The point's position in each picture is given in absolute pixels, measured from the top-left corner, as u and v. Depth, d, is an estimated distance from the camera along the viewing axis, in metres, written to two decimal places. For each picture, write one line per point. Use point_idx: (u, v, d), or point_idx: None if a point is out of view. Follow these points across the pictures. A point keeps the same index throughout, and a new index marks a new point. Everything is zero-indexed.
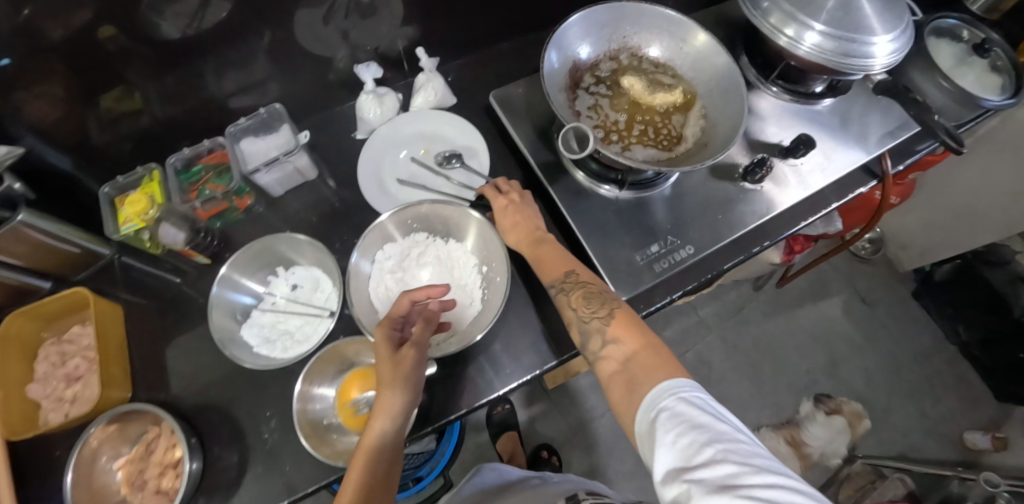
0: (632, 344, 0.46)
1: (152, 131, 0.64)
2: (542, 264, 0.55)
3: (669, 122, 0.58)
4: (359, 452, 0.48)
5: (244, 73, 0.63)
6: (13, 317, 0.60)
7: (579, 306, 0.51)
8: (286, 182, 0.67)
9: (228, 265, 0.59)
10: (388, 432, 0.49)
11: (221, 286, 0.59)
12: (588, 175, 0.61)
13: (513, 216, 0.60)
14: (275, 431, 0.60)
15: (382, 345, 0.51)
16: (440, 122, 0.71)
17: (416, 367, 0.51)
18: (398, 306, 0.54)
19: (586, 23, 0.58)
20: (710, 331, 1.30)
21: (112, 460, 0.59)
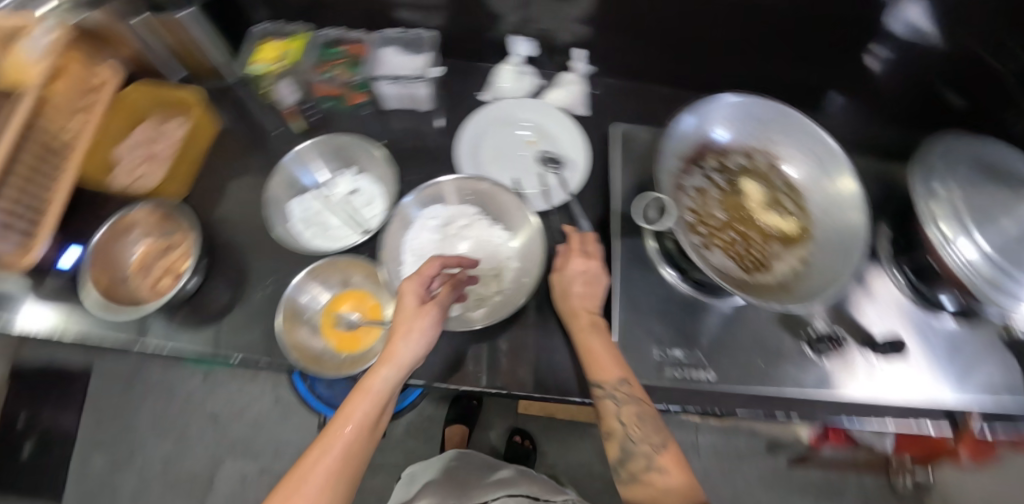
0: (676, 477, 0.46)
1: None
2: (600, 363, 0.51)
3: (764, 247, 0.54)
4: (357, 397, 0.45)
5: None
6: (134, 86, 0.69)
7: (631, 424, 0.49)
8: (399, 102, 0.70)
9: (308, 143, 0.64)
10: (390, 383, 0.47)
11: (293, 158, 0.64)
12: (658, 249, 0.58)
13: (585, 284, 0.56)
14: (265, 297, 0.64)
15: (407, 296, 0.50)
16: (558, 124, 0.69)
17: (433, 326, 0.50)
18: (430, 264, 0.52)
19: (740, 109, 0.55)
20: (697, 459, 1.19)
21: (138, 238, 0.65)
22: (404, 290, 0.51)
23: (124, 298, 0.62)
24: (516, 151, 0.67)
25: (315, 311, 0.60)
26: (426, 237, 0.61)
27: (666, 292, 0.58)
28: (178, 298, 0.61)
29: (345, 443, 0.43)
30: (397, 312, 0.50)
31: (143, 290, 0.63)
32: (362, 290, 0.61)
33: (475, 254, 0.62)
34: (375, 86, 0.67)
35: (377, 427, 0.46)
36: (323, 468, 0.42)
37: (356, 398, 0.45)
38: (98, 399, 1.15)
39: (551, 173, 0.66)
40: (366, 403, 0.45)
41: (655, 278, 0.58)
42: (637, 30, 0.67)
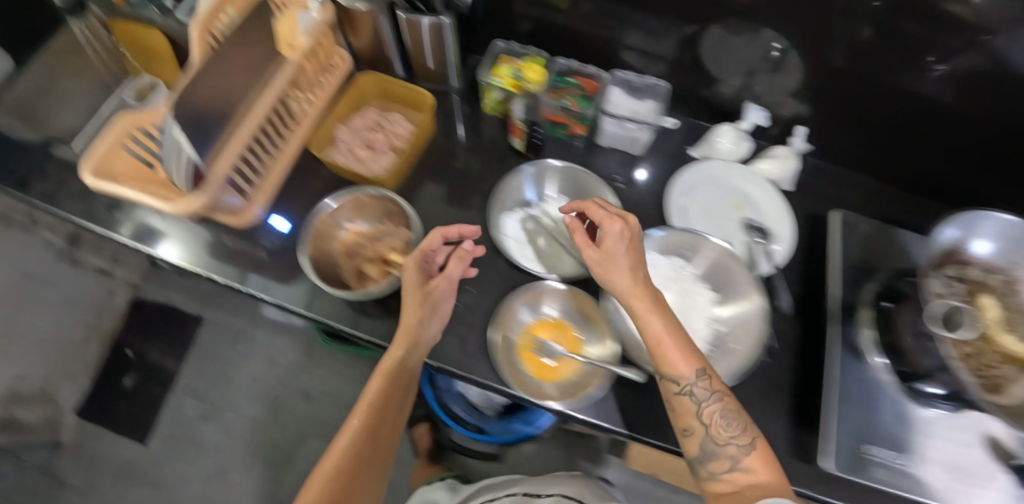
0: (764, 474, 0.44)
1: (561, 28, 0.74)
2: (668, 355, 0.48)
3: (1002, 368, 0.48)
4: (377, 376, 0.54)
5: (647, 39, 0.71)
6: (371, 75, 0.72)
7: (713, 425, 0.47)
8: (615, 141, 0.71)
9: (548, 166, 0.68)
10: (407, 363, 0.54)
11: (528, 175, 0.68)
12: (873, 339, 0.58)
13: (631, 255, 0.52)
14: (461, 307, 0.62)
15: (410, 273, 0.56)
16: (767, 195, 0.69)
17: (443, 295, 0.56)
18: (430, 237, 0.57)
19: (1009, 229, 0.55)
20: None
21: (345, 219, 0.65)
22: (405, 267, 0.56)
23: (329, 274, 0.63)
24: (722, 213, 0.68)
25: (517, 328, 0.61)
26: None
27: (873, 386, 0.57)
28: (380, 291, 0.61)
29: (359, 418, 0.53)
30: (404, 285, 0.56)
31: (346, 271, 0.64)
32: (561, 320, 0.62)
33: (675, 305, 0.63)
34: (601, 123, 0.68)
35: (392, 391, 0.55)
36: (343, 440, 0.52)
37: (377, 377, 0.54)
38: (207, 347, 1.20)
39: (756, 244, 0.66)
40: (380, 379, 0.53)
41: (864, 369, 0.57)
42: (856, 116, 0.68)
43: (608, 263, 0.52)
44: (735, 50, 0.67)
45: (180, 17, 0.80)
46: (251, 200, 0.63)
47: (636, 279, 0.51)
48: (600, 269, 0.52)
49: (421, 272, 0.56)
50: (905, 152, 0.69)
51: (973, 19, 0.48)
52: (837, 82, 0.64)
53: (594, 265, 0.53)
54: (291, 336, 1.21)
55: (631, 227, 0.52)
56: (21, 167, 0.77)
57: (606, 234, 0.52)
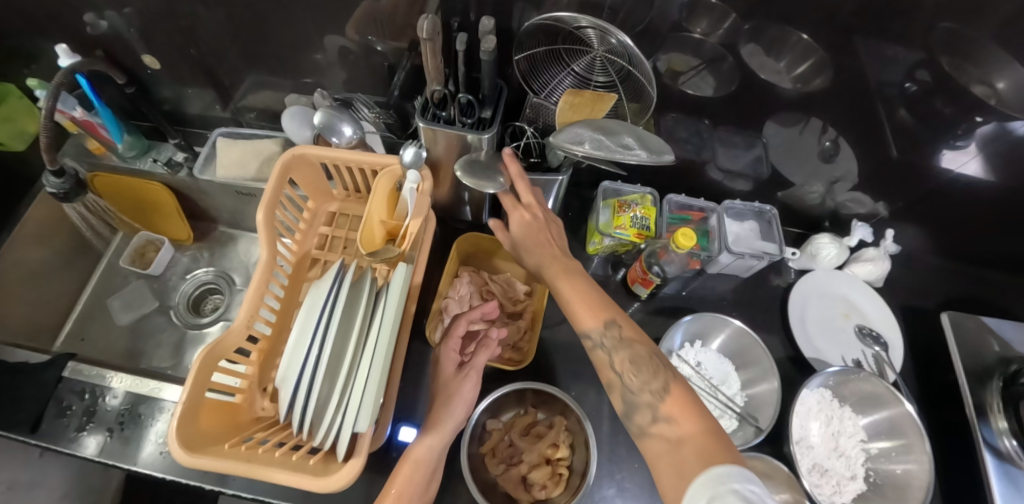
0: (689, 427, 0.41)
1: None
2: (579, 314, 0.50)
3: None
4: (404, 469, 0.46)
5: (731, 156, 0.71)
6: (472, 236, 0.65)
7: (625, 371, 0.46)
8: (727, 268, 0.70)
9: (693, 318, 0.63)
10: (437, 446, 0.47)
11: (674, 328, 0.62)
12: (1010, 428, 0.61)
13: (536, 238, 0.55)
14: (638, 488, 0.58)
15: (444, 364, 0.52)
16: (870, 300, 0.72)
17: (475, 389, 0.51)
18: (457, 327, 0.54)
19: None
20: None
21: (487, 417, 0.58)
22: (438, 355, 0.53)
23: (490, 491, 0.55)
24: (840, 325, 0.69)
25: None
26: (797, 418, 0.61)
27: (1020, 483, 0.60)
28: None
29: None
30: (437, 378, 0.52)
31: (508, 481, 0.54)
32: None
33: (830, 436, 0.63)
34: (719, 258, 0.67)
35: (426, 492, 0.47)
36: None
37: (403, 467, 0.46)
38: None
39: (874, 349, 0.68)
40: (409, 471, 0.46)
41: (1005, 463, 0.60)
42: (920, 211, 0.73)
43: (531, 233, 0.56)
44: (819, 161, 0.69)
45: (195, 172, 0.71)
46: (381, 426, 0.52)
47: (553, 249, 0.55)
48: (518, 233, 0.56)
49: (455, 359, 0.53)
50: (968, 234, 0.75)
51: (994, 102, 0.55)
52: (909, 183, 0.69)
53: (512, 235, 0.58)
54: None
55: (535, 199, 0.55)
56: (22, 390, 0.62)
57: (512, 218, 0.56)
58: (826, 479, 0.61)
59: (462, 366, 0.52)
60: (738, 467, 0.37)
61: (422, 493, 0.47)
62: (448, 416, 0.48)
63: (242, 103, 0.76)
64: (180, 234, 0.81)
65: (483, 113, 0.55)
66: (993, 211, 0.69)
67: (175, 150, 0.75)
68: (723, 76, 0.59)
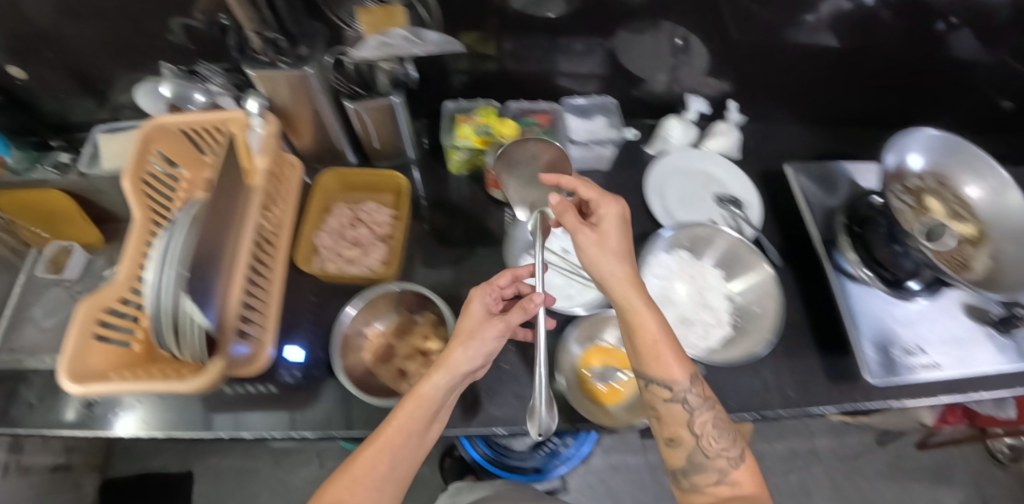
0: (749, 486, 0.45)
1: (495, 73, 0.77)
2: (669, 362, 0.46)
3: (961, 251, 0.63)
4: (409, 400, 0.49)
5: (578, 63, 0.75)
6: (331, 172, 0.70)
7: (705, 435, 0.46)
8: (582, 161, 0.75)
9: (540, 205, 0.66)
10: (443, 386, 0.50)
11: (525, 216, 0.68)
12: (861, 258, 0.66)
13: (628, 246, 0.50)
14: (512, 364, 0.63)
15: (477, 306, 0.55)
16: (724, 168, 0.76)
17: (497, 336, 0.52)
18: (501, 277, 0.59)
19: (926, 140, 0.64)
20: (821, 464, 1.11)
21: (364, 327, 0.62)
22: (471, 297, 0.56)
23: (372, 386, 0.59)
24: (699, 195, 0.74)
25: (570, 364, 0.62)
26: (654, 278, 0.66)
27: (870, 300, 0.66)
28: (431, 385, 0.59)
29: (382, 436, 0.47)
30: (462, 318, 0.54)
31: (390, 376, 0.60)
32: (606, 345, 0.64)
33: (695, 293, 0.67)
34: (569, 150, 0.72)
35: (422, 431, 0.49)
36: (362, 458, 0.46)
37: (409, 400, 0.49)
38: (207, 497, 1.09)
39: (732, 212, 0.73)
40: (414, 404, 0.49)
41: (856, 285, 0.66)
42: (763, 83, 0.78)
43: (598, 248, 0.49)
44: (657, 53, 0.73)
45: (82, 170, 0.76)
46: (259, 341, 0.60)
47: (632, 267, 0.49)
48: (599, 254, 0.49)
49: (486, 306, 0.55)
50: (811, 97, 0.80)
51: None
52: (748, 58, 0.73)
53: (591, 252, 0.49)
54: (296, 457, 1.11)
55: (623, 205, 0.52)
56: None
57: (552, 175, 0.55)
58: (694, 330, 0.65)
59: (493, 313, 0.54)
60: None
61: (425, 426, 0.50)
62: (459, 356, 0.50)
63: (117, 99, 0.80)
64: (90, 237, 0.86)
65: (301, 51, 0.60)
66: (825, 71, 0.75)
67: (63, 155, 0.80)
68: None
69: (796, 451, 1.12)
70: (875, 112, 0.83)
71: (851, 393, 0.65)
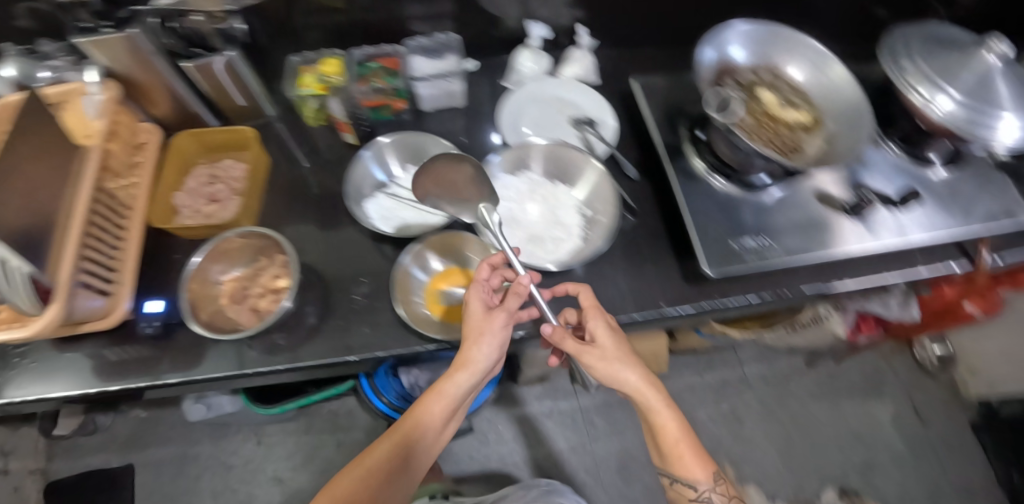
0: None
1: (349, 25, 0.77)
2: (687, 462, 0.55)
3: (795, 136, 0.63)
4: (433, 397, 0.59)
5: (429, 6, 0.76)
6: (185, 133, 0.73)
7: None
8: (434, 101, 0.76)
9: (382, 141, 0.70)
10: (461, 384, 0.58)
11: (368, 155, 0.69)
12: (705, 164, 0.67)
13: (625, 345, 0.57)
14: (364, 295, 0.65)
15: (473, 303, 0.58)
16: (578, 91, 0.77)
17: (504, 327, 0.57)
18: (482, 269, 0.59)
19: (746, 30, 0.65)
20: (751, 390, 1.15)
21: (222, 272, 0.65)
22: (467, 295, 0.58)
23: (226, 324, 0.62)
24: (552, 120, 0.75)
25: (419, 289, 0.64)
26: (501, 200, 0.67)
27: (719, 198, 0.66)
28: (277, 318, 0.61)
29: (400, 430, 0.58)
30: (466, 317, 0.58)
31: (242, 316, 0.62)
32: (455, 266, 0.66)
33: (546, 211, 0.68)
34: (416, 89, 0.73)
35: (435, 422, 0.60)
36: (381, 449, 0.57)
37: (433, 396, 0.59)
38: None
39: (588, 132, 0.73)
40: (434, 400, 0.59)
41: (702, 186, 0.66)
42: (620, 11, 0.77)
43: (597, 359, 0.55)
44: None
45: None
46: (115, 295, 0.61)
47: (645, 371, 0.56)
48: (606, 365, 0.55)
49: (505, 323, 0.57)
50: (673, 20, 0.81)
51: None
52: None
53: (596, 362, 0.55)
54: (228, 442, 1.09)
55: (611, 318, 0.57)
56: None
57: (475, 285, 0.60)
58: (545, 246, 0.66)
59: (493, 309, 0.57)
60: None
61: (435, 416, 0.60)
62: (475, 358, 0.57)
63: None
64: None
65: (121, 15, 0.60)
66: None
67: None
68: None
69: (725, 380, 1.16)
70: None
71: (709, 292, 0.66)
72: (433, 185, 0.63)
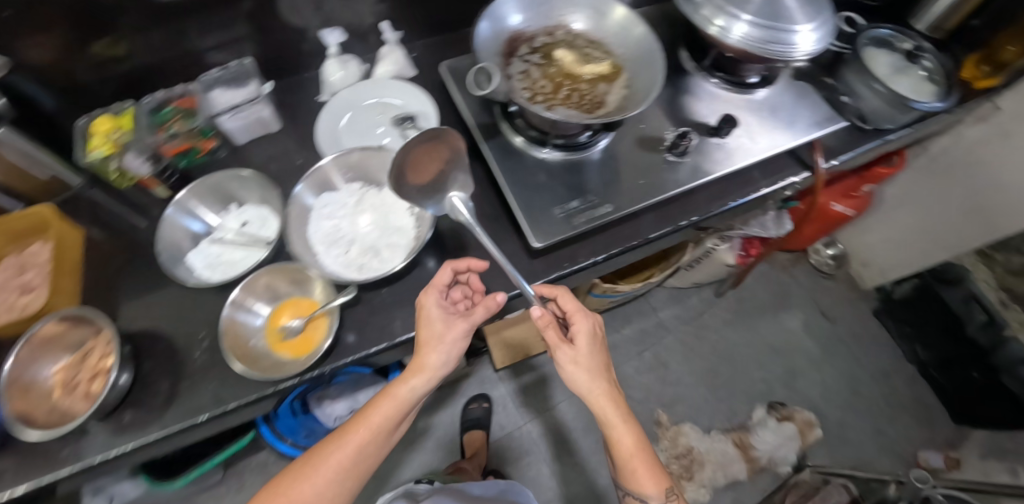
0: None
1: (143, 69, 0.72)
2: (641, 474, 0.55)
3: (595, 90, 0.63)
4: (387, 402, 0.58)
5: (224, 32, 0.72)
6: None
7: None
8: (249, 131, 0.73)
9: (184, 191, 0.64)
10: (418, 392, 0.59)
11: (174, 209, 0.63)
12: (526, 139, 0.66)
13: (601, 352, 0.56)
14: (206, 351, 0.63)
15: (431, 308, 0.59)
16: (395, 89, 0.76)
17: (462, 339, 0.58)
18: (443, 274, 0.60)
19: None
20: (669, 333, 1.25)
21: (48, 365, 0.60)
22: (425, 304, 0.59)
23: (59, 420, 0.57)
24: (373, 124, 0.74)
25: (259, 333, 0.61)
26: (326, 219, 0.65)
27: (549, 168, 0.65)
28: (111, 399, 0.58)
29: (357, 441, 0.57)
30: (423, 324, 0.59)
31: (76, 405, 0.58)
32: (292, 298, 0.63)
33: (378, 220, 0.67)
34: (221, 125, 0.70)
35: (389, 435, 0.59)
36: (336, 460, 0.56)
37: (385, 401, 0.58)
38: None
39: (409, 128, 0.72)
40: (390, 406, 0.58)
41: (522, 159, 0.66)
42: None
43: (575, 363, 0.54)
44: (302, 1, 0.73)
45: None
46: None
47: (608, 382, 0.55)
48: (576, 370, 0.54)
49: (461, 335, 0.58)
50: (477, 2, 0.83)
51: None
52: None
53: (568, 368, 0.55)
54: None
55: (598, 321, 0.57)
56: None
57: (425, 294, 0.59)
58: (380, 255, 0.64)
59: (450, 319, 0.59)
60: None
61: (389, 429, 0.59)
62: (433, 367, 0.58)
63: None
64: None
65: None
66: None
67: None
68: None
69: (645, 329, 1.26)
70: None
71: (558, 261, 0.65)
72: (415, 181, 0.59)
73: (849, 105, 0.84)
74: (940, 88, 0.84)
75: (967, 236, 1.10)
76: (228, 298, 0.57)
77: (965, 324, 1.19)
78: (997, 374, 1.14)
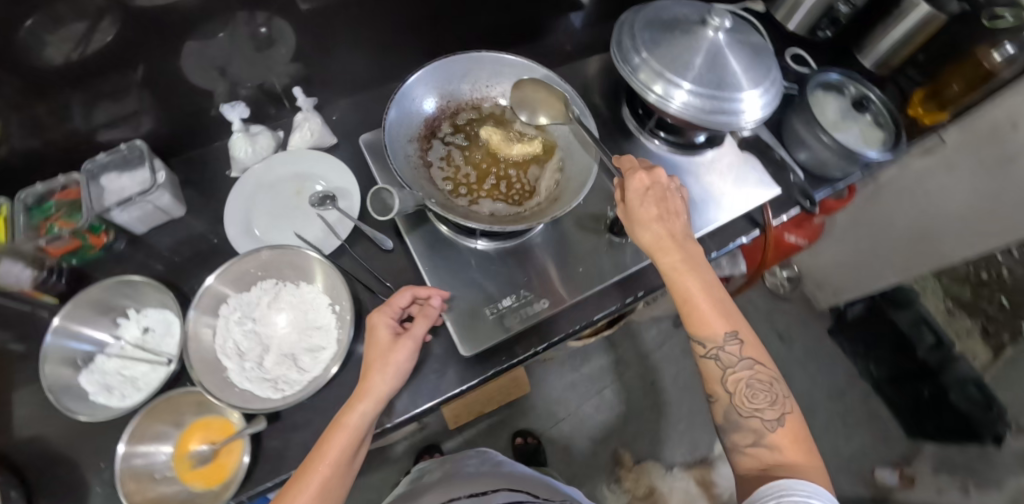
0: (794, 457, 0.44)
1: (25, 152, 0.61)
2: (700, 317, 0.50)
3: (525, 175, 0.58)
4: (335, 432, 0.47)
5: (118, 105, 0.63)
6: None
7: (738, 393, 0.48)
8: (147, 220, 0.66)
9: (61, 313, 0.56)
10: (369, 417, 0.49)
11: (55, 334, 0.56)
12: (452, 228, 0.63)
13: (654, 203, 0.54)
14: (108, 484, 0.57)
15: (378, 330, 0.53)
16: (316, 162, 0.70)
17: (409, 357, 0.52)
18: (399, 296, 0.56)
19: (433, 72, 0.58)
20: (629, 369, 1.31)
21: None
22: (375, 326, 0.53)
23: None
24: (291, 206, 0.67)
25: (164, 465, 0.55)
26: (237, 327, 0.59)
27: (486, 258, 0.64)
28: None
29: (315, 480, 0.44)
30: (371, 344, 0.52)
31: None
32: (205, 417, 0.58)
33: (298, 319, 0.61)
34: (112, 219, 0.62)
35: (352, 462, 0.48)
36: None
37: (334, 432, 0.47)
38: None
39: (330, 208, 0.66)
40: (343, 438, 0.47)
41: (460, 247, 0.64)
42: (343, 51, 0.71)
43: (633, 214, 0.54)
44: (207, 68, 0.65)
45: None
46: None
47: (662, 227, 0.53)
48: (626, 221, 0.54)
49: (410, 349, 0.52)
50: (402, 64, 0.79)
51: None
52: (307, 27, 0.65)
53: (623, 220, 0.55)
54: None
55: (655, 174, 0.55)
56: None
57: (376, 314, 0.54)
58: (299, 363, 0.59)
59: (399, 333, 0.53)
60: (826, 492, 0.40)
61: (349, 464, 0.48)
62: (380, 382, 0.50)
63: None
64: None
65: None
66: (387, 27, 0.71)
67: None
68: (66, 15, 0.50)
69: (603, 366, 1.31)
70: (502, 30, 0.83)
71: (499, 353, 0.60)
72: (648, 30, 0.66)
73: (793, 156, 0.85)
74: (887, 134, 0.83)
75: (914, 262, 1.12)
76: (120, 442, 0.51)
77: (916, 347, 1.23)
78: (946, 394, 1.19)
